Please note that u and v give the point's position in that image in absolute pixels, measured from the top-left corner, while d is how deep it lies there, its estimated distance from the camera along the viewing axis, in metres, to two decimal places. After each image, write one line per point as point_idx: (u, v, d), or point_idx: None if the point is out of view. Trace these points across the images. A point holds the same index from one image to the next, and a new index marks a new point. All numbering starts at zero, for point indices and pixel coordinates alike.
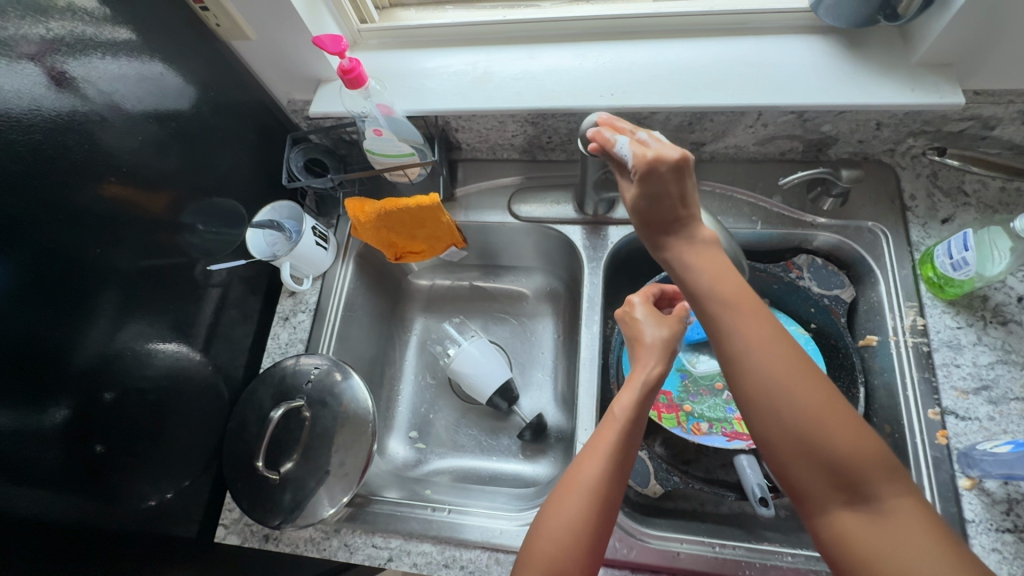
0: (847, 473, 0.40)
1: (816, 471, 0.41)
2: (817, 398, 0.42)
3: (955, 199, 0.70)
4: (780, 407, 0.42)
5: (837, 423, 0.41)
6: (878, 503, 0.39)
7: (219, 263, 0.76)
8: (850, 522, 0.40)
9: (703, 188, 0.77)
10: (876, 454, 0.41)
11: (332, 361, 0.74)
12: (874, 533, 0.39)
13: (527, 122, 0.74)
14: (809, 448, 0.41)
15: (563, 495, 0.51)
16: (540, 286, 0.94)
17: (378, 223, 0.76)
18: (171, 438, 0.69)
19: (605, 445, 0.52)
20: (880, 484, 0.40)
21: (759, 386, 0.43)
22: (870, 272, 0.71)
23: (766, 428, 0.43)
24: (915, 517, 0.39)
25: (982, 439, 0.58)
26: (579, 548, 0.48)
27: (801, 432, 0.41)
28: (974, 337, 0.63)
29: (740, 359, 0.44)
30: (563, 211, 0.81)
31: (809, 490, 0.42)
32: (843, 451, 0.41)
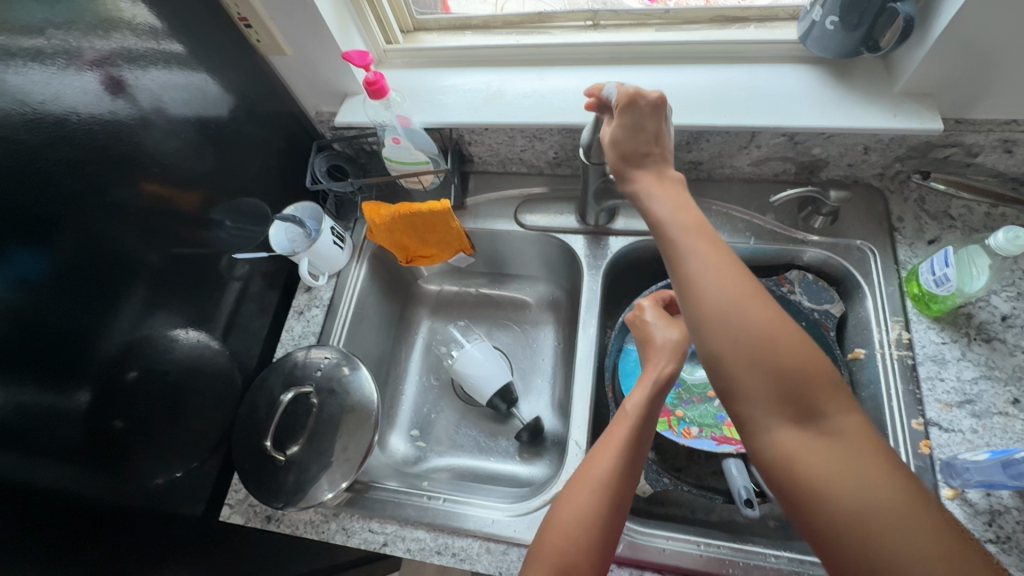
0: (796, 392, 0.43)
1: (767, 390, 0.43)
2: (766, 317, 0.45)
3: (941, 223, 0.73)
4: (731, 323, 0.45)
5: (788, 345, 0.44)
6: (824, 422, 0.42)
7: (244, 256, 0.81)
8: (795, 440, 0.43)
9: (702, 205, 0.81)
10: (824, 377, 0.43)
11: (343, 354, 0.78)
12: (818, 447, 0.42)
13: (534, 138, 0.80)
14: (762, 366, 0.44)
15: (575, 490, 0.54)
16: (543, 295, 0.98)
17: (392, 226, 0.81)
18: (183, 420, 0.72)
19: (616, 441, 0.56)
20: (826, 402, 0.43)
21: (711, 304, 0.46)
22: (858, 289, 0.73)
23: (720, 348, 0.45)
24: (857, 434, 0.41)
25: (964, 450, 0.60)
26: (590, 538, 0.50)
27: (753, 351, 0.44)
28: (958, 353, 0.65)
29: (699, 284, 0.47)
30: (566, 222, 0.85)
31: (761, 411, 0.44)
32: (791, 369, 0.43)
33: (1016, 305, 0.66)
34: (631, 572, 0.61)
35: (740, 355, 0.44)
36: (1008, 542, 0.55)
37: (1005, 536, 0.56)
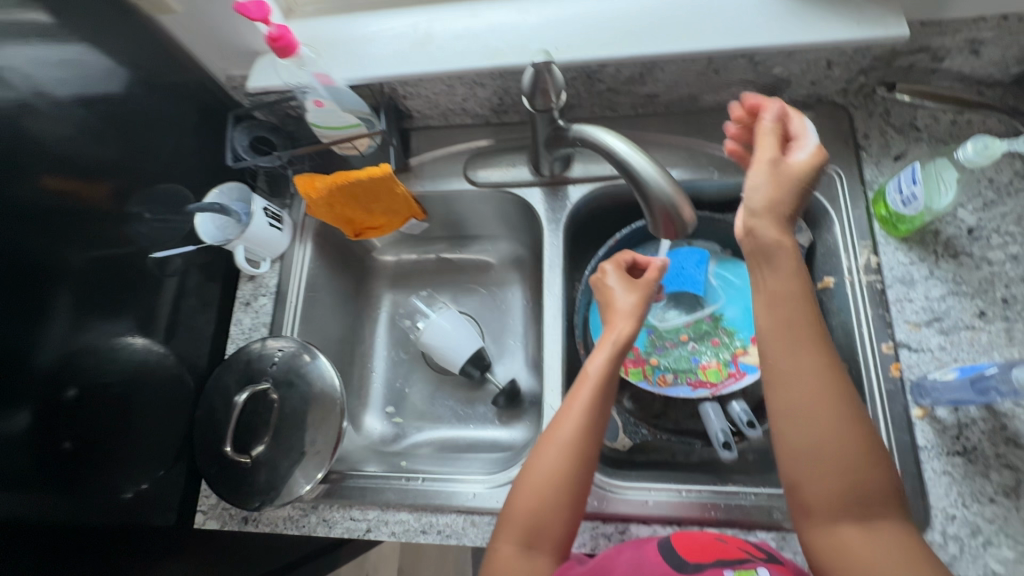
0: (858, 495, 0.44)
1: (833, 487, 0.45)
2: (837, 419, 0.46)
3: (907, 135, 0.70)
4: (809, 431, 0.46)
5: (853, 456, 0.45)
6: (875, 524, 0.44)
7: (166, 251, 0.71)
8: (852, 536, 0.44)
9: (660, 141, 0.76)
10: (883, 501, 0.44)
11: (299, 343, 0.73)
12: (872, 543, 0.43)
13: (475, 84, 0.73)
14: (833, 468, 0.45)
15: (541, 453, 0.56)
16: (505, 253, 0.93)
17: (330, 199, 0.74)
18: (141, 431, 0.68)
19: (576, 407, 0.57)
20: (880, 515, 0.44)
21: (788, 400, 0.47)
22: (826, 215, 0.71)
23: (796, 449, 0.46)
24: (903, 545, 0.43)
25: (933, 368, 0.60)
26: (557, 501, 0.54)
27: (815, 451, 0.45)
28: (926, 272, 0.64)
29: (784, 378, 0.48)
30: (520, 174, 0.79)
31: (823, 501, 0.45)
32: (860, 477, 0.45)
33: (982, 217, 0.65)
34: (616, 526, 0.61)
35: (807, 459, 0.46)
36: (975, 452, 0.57)
37: (972, 447, 0.58)
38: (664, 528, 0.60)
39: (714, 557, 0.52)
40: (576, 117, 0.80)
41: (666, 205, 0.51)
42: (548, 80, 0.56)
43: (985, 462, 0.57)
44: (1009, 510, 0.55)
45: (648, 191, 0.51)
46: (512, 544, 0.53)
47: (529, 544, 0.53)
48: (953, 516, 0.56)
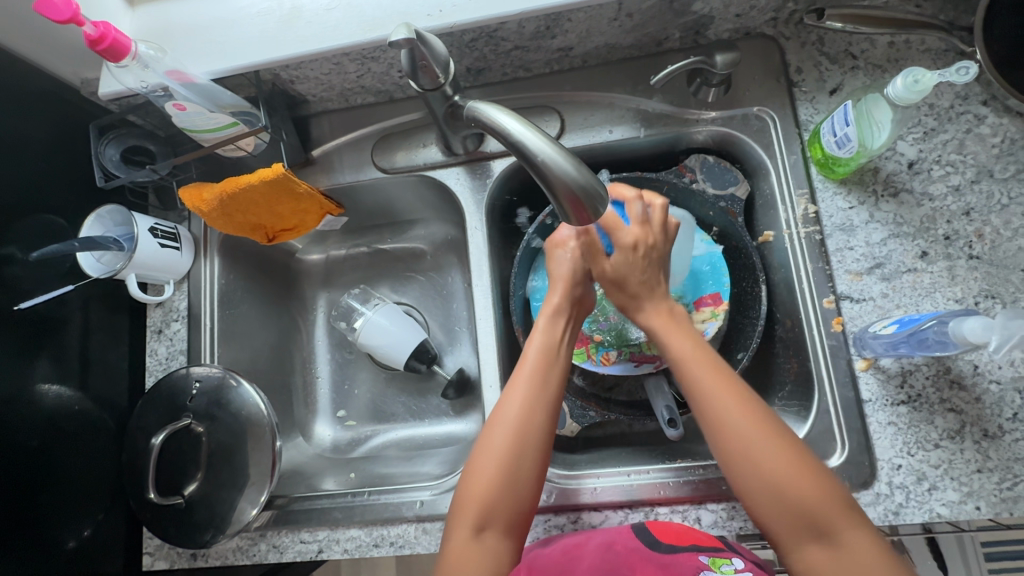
0: (810, 515, 0.46)
1: (784, 520, 0.46)
2: (774, 450, 0.48)
3: (842, 65, 0.64)
4: (748, 462, 0.48)
5: (798, 479, 0.46)
6: (836, 539, 0.45)
7: (35, 298, 0.62)
8: (816, 556, 0.45)
9: (580, 100, 0.69)
10: (834, 502, 0.46)
11: (219, 370, 0.67)
12: (835, 558, 0.45)
13: (365, 59, 0.64)
14: (781, 502, 0.46)
15: (487, 434, 0.55)
16: (438, 236, 0.87)
17: (225, 209, 0.67)
18: (73, 478, 0.65)
19: (519, 385, 0.56)
20: (841, 526, 0.45)
21: (733, 445, 0.49)
22: (761, 164, 0.66)
23: (744, 490, 0.48)
24: (869, 551, 0.44)
25: (875, 319, 0.58)
26: (505, 478, 0.52)
27: (769, 482, 0.47)
28: (866, 215, 0.60)
29: (721, 418, 0.50)
30: (432, 154, 0.72)
31: (783, 534, 0.47)
32: (805, 505, 0.46)
33: (922, 148, 0.60)
34: (568, 517, 0.60)
35: (759, 491, 0.47)
36: (920, 399, 0.56)
37: (916, 395, 0.56)
38: (616, 512, 0.59)
39: (686, 542, 0.51)
40: (487, 82, 0.72)
41: (573, 188, 0.45)
42: (426, 55, 0.50)
43: (930, 408, 0.55)
44: (954, 453, 0.54)
45: (551, 173, 0.45)
46: (467, 528, 0.51)
47: (482, 526, 0.51)
48: (899, 466, 0.55)
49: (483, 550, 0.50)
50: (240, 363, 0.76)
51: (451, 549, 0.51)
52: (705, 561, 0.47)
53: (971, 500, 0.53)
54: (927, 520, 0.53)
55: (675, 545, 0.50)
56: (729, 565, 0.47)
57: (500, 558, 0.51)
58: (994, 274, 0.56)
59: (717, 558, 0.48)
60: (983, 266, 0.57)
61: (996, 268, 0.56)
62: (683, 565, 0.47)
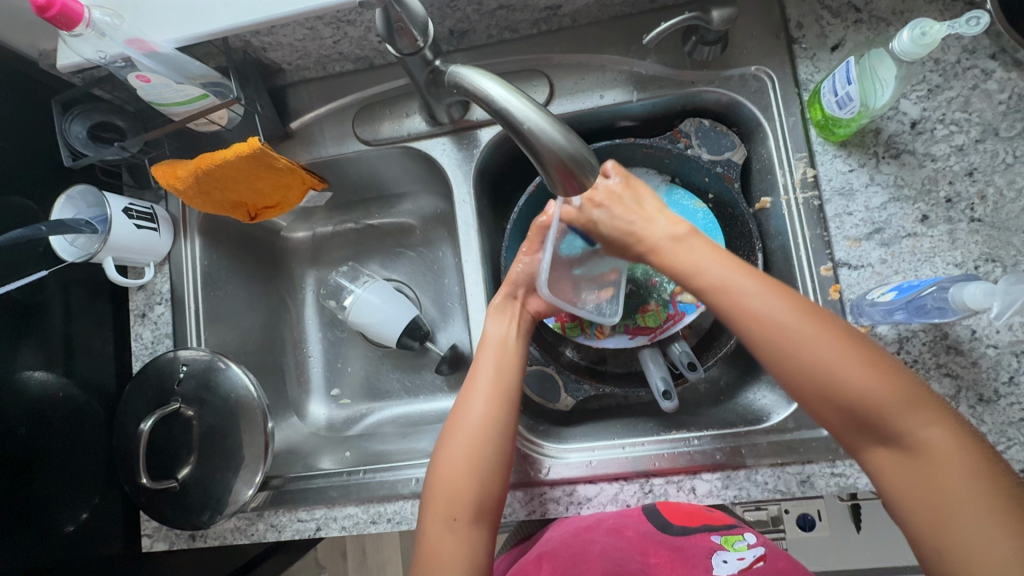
0: (874, 418, 0.44)
1: (847, 419, 0.46)
2: (832, 351, 0.46)
3: (845, 19, 0.60)
4: (802, 361, 0.47)
5: (856, 379, 0.45)
6: (910, 440, 0.43)
7: (6, 284, 0.59)
8: (889, 457, 0.44)
9: (570, 63, 0.66)
10: (897, 397, 0.44)
11: (206, 353, 0.66)
12: (909, 460, 0.43)
13: (340, 22, 0.61)
14: (836, 402, 0.46)
15: (449, 433, 0.57)
16: (427, 210, 0.85)
17: (201, 186, 0.65)
18: (64, 464, 0.64)
19: (478, 383, 0.58)
20: (910, 423, 0.43)
21: (776, 344, 0.48)
22: (759, 127, 0.63)
23: (802, 390, 0.47)
24: (950, 454, 0.42)
25: (873, 286, 0.56)
26: (473, 473, 0.54)
27: (825, 381, 0.46)
28: (866, 178, 0.58)
29: (762, 321, 0.49)
30: (416, 125, 0.69)
31: (850, 435, 0.46)
32: (872, 402, 0.44)
33: (926, 106, 0.58)
34: (563, 490, 0.60)
35: (815, 392, 0.46)
36: (916, 365, 0.55)
37: (913, 360, 0.55)
38: (611, 484, 0.59)
39: (700, 521, 0.58)
40: (472, 45, 0.68)
41: (562, 157, 0.43)
42: (401, 16, 0.47)
43: (926, 373, 0.55)
44: None
45: (538, 144, 0.43)
46: (439, 521, 0.53)
47: (453, 514, 0.53)
48: None
49: (457, 541, 0.52)
50: (228, 344, 0.75)
51: (427, 542, 0.53)
52: (718, 542, 0.56)
53: None
54: None
55: (687, 527, 0.57)
56: (741, 542, 0.56)
57: (474, 544, 0.53)
58: (996, 236, 0.55)
59: (729, 536, 0.57)
60: (985, 229, 0.55)
61: (997, 230, 0.55)
62: (697, 548, 0.56)
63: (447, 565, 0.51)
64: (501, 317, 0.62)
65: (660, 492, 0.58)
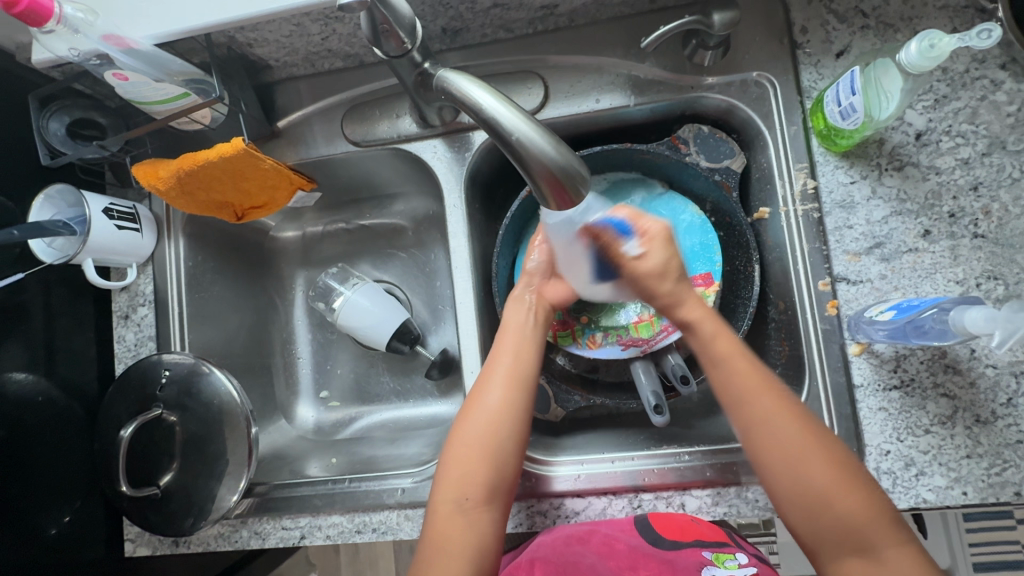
0: (851, 529, 0.44)
1: (824, 530, 0.45)
2: (819, 458, 0.46)
3: (851, 24, 0.58)
4: (791, 468, 0.46)
5: (837, 486, 0.45)
6: (880, 554, 0.43)
7: None
8: (857, 569, 0.44)
9: (566, 65, 0.64)
10: (871, 509, 0.44)
11: (190, 357, 0.65)
12: (877, 574, 0.43)
13: (327, 19, 0.58)
14: (819, 511, 0.45)
15: (465, 419, 0.55)
16: (419, 212, 0.83)
17: (183, 187, 0.63)
18: (45, 469, 0.63)
19: (499, 365, 0.56)
20: (879, 537, 0.43)
21: (772, 447, 0.47)
22: (759, 135, 0.61)
23: (786, 492, 0.46)
24: (912, 570, 0.42)
25: (872, 302, 0.55)
26: (487, 458, 0.53)
27: (811, 487, 0.45)
28: (868, 191, 0.57)
29: (758, 424, 0.47)
30: (407, 126, 0.67)
31: (823, 544, 0.45)
32: (847, 517, 0.44)
33: (932, 117, 0.56)
34: (551, 504, 0.59)
35: (800, 496, 0.46)
36: (912, 384, 0.54)
37: (910, 379, 0.54)
38: (599, 499, 0.58)
39: (691, 536, 0.57)
40: (465, 44, 0.66)
41: (551, 169, 0.41)
42: (387, 17, 0.45)
43: (923, 393, 0.54)
44: (944, 438, 0.53)
45: (527, 154, 0.41)
46: (449, 504, 0.52)
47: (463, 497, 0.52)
48: (888, 451, 0.53)
49: (467, 525, 0.51)
50: (214, 347, 0.74)
51: (434, 524, 0.52)
52: (709, 558, 0.56)
53: (958, 485, 0.52)
54: (912, 506, 0.52)
55: (679, 541, 0.57)
56: (732, 561, 0.56)
57: (483, 531, 0.51)
58: (999, 253, 0.53)
59: (719, 553, 0.57)
60: (988, 245, 0.54)
61: (1001, 247, 0.53)
62: (688, 561, 0.55)
63: (454, 552, 0.50)
64: (519, 302, 0.61)
65: (649, 507, 0.57)
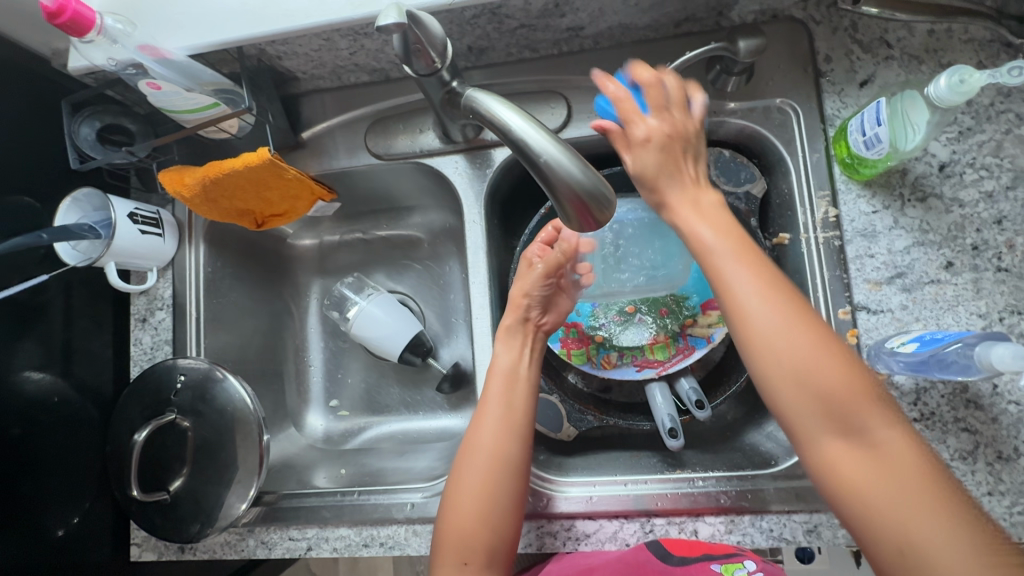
0: (839, 408, 0.41)
1: (816, 417, 0.42)
2: (810, 341, 0.42)
3: (876, 54, 0.58)
4: (780, 357, 0.42)
5: (829, 367, 0.41)
6: (870, 435, 0.41)
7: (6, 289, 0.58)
8: (844, 454, 0.41)
9: (590, 85, 0.64)
10: (862, 393, 0.41)
11: (204, 363, 0.65)
12: (865, 459, 0.41)
13: (356, 35, 0.59)
14: (808, 388, 0.42)
15: (461, 472, 0.55)
16: (436, 224, 0.84)
17: (208, 195, 0.64)
18: (56, 470, 0.63)
19: (488, 414, 0.56)
20: (869, 419, 0.41)
21: (761, 337, 0.43)
22: (781, 161, 0.62)
23: (773, 377, 0.43)
24: (908, 460, 0.40)
25: (892, 332, 0.55)
26: (485, 515, 0.52)
27: (801, 372, 0.42)
28: (890, 221, 0.56)
29: (744, 305, 0.44)
30: (429, 141, 0.67)
31: (810, 430, 0.42)
32: (831, 391, 0.41)
33: (956, 149, 0.56)
34: (562, 525, 0.58)
35: (791, 385, 0.42)
36: (933, 418, 0.53)
37: (930, 413, 0.53)
38: (611, 522, 0.58)
39: (699, 551, 0.53)
40: (490, 62, 0.67)
41: (578, 191, 0.41)
42: (420, 38, 0.46)
43: (944, 427, 0.53)
44: (964, 474, 0.52)
45: (554, 176, 0.41)
46: (451, 565, 0.52)
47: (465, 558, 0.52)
48: None
49: None
50: (228, 352, 0.74)
51: None
52: (718, 570, 0.50)
53: None
54: None
55: (686, 556, 0.52)
56: (741, 570, 0.50)
57: None
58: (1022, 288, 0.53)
59: (729, 563, 0.51)
60: (1011, 279, 0.53)
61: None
62: None
63: None
64: (511, 344, 0.60)
65: (661, 532, 0.57)
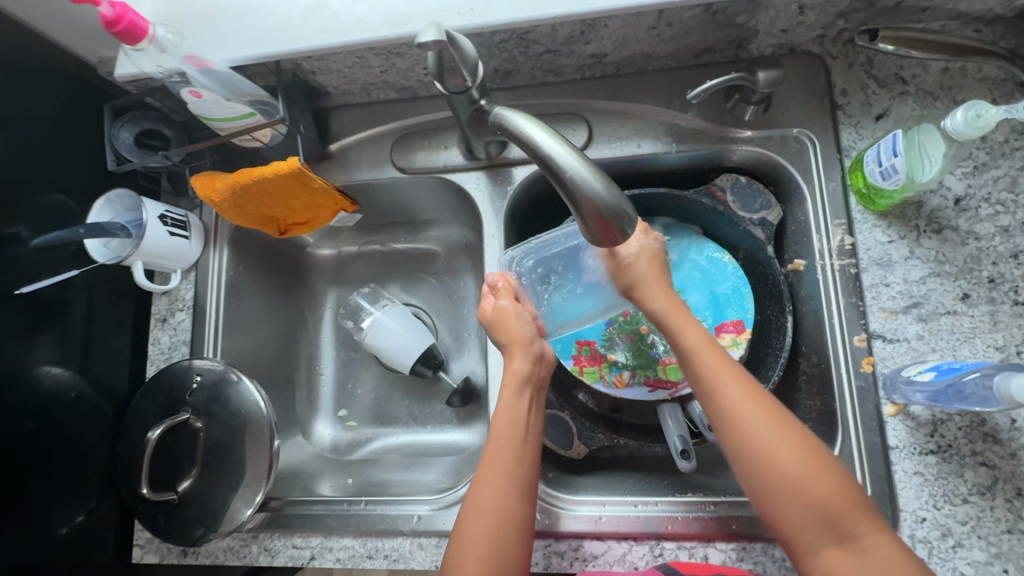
0: (832, 514, 0.42)
1: (807, 520, 0.42)
2: (800, 452, 0.43)
3: (891, 89, 0.60)
4: (772, 462, 0.43)
5: (817, 475, 0.43)
6: (860, 540, 0.41)
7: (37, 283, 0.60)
8: (839, 561, 0.41)
9: (611, 110, 0.66)
10: (843, 492, 0.43)
11: (220, 364, 0.66)
12: (858, 560, 0.41)
13: (390, 54, 0.62)
14: (801, 500, 0.43)
15: (468, 526, 0.48)
16: (453, 239, 0.85)
17: (236, 200, 0.65)
18: (67, 465, 0.63)
19: (497, 461, 0.50)
20: (857, 523, 0.42)
21: (752, 447, 0.44)
22: (797, 189, 0.63)
23: (763, 487, 0.44)
24: (894, 556, 0.41)
25: (909, 361, 0.55)
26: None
27: (796, 481, 0.43)
28: (906, 251, 0.57)
29: (737, 420, 0.45)
30: (452, 157, 0.70)
31: (806, 536, 0.43)
32: (825, 505, 0.42)
33: (971, 183, 0.57)
34: (570, 544, 0.58)
35: (781, 495, 0.43)
36: (950, 450, 0.53)
37: (947, 445, 0.53)
38: (619, 543, 0.57)
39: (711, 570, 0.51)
40: (515, 85, 0.69)
41: (602, 210, 0.42)
42: (455, 57, 0.48)
43: (961, 460, 0.52)
44: (983, 510, 0.51)
45: (579, 192, 0.42)
46: None
47: None
48: (923, 519, 0.51)
49: None
50: (243, 356, 0.75)
51: None
52: None
53: (999, 561, 0.50)
54: None
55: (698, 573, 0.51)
56: None
57: None
58: None
59: None
60: None
61: None
62: None
63: None
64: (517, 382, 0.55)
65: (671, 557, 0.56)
